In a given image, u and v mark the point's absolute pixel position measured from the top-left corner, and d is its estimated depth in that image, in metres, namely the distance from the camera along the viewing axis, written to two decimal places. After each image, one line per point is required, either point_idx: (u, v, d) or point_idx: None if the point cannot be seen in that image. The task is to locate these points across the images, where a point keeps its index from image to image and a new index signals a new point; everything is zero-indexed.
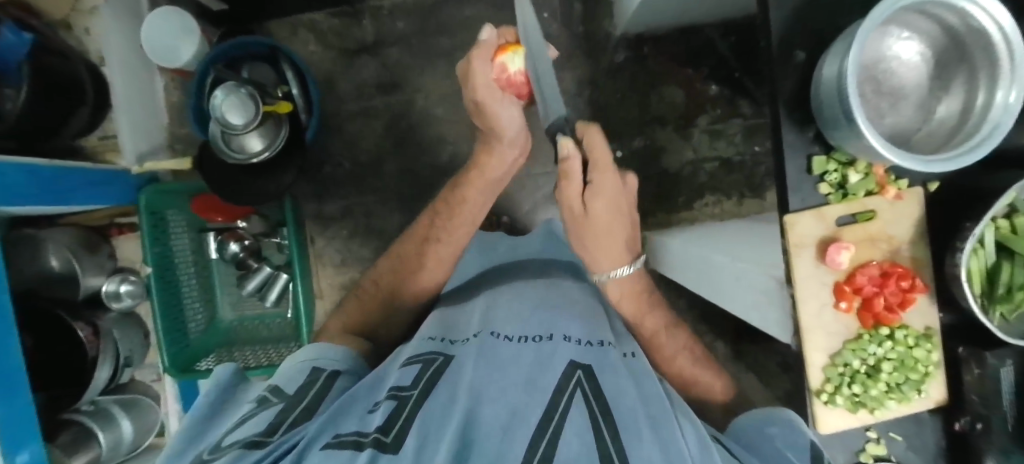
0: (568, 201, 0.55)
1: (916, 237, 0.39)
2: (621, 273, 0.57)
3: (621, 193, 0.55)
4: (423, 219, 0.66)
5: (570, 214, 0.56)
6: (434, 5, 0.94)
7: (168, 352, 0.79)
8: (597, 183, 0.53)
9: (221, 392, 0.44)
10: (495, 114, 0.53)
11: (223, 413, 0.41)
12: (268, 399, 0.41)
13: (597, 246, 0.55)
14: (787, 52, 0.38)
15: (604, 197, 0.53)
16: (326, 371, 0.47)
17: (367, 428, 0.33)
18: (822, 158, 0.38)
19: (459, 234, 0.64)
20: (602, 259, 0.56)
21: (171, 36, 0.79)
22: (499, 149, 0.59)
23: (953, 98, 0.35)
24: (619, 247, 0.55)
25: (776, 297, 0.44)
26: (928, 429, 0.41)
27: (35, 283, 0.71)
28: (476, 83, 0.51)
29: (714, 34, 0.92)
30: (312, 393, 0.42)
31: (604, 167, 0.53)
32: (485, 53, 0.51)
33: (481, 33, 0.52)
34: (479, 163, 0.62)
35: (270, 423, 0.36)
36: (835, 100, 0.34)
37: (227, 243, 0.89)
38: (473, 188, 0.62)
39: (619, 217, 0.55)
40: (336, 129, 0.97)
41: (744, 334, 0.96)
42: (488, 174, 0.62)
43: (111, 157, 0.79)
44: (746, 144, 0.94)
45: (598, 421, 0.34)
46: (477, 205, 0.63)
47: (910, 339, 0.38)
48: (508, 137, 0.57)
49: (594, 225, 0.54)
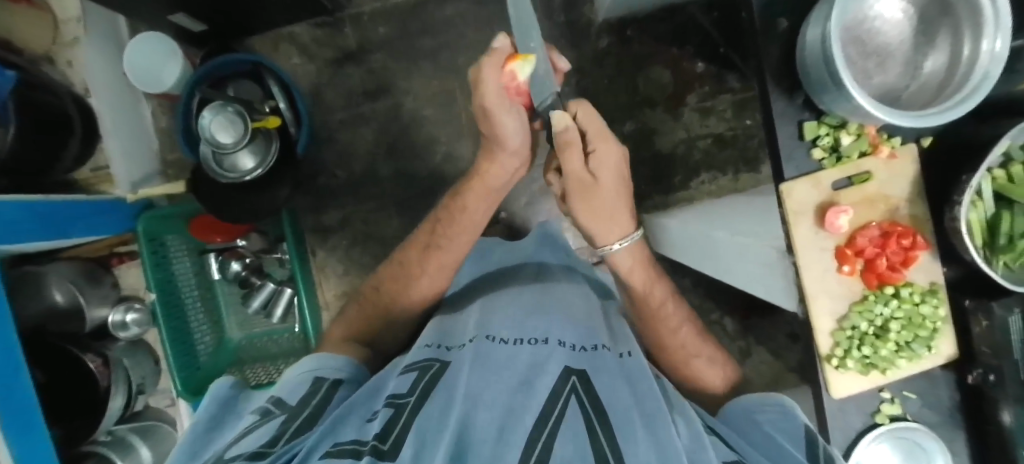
0: (574, 175, 0.51)
1: (913, 196, 0.39)
2: (631, 240, 0.56)
3: (621, 162, 0.53)
4: (424, 229, 0.65)
5: (576, 188, 0.52)
6: (415, 6, 0.94)
7: (179, 377, 0.78)
8: (599, 153, 0.50)
9: (222, 406, 0.44)
10: (499, 121, 0.49)
11: (225, 427, 0.41)
12: (271, 411, 0.41)
13: (601, 216, 0.54)
14: (768, 21, 0.38)
15: (611, 166, 0.51)
16: (329, 380, 0.48)
17: (365, 436, 0.34)
18: (813, 123, 0.38)
19: (465, 239, 0.63)
20: (614, 230, 0.55)
21: (155, 60, 0.80)
22: (502, 157, 0.56)
23: (940, 53, 0.35)
24: (626, 214, 0.55)
25: (778, 266, 0.44)
26: (942, 384, 0.41)
27: (44, 317, 0.70)
28: (486, 92, 0.45)
29: (696, 12, 0.92)
30: (314, 403, 0.42)
31: (602, 138, 0.51)
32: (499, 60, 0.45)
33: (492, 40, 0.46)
34: (482, 170, 0.59)
35: (271, 435, 0.36)
36: (822, 66, 0.34)
37: (229, 262, 0.90)
38: (473, 195, 0.61)
39: (619, 186, 0.53)
40: (327, 140, 0.97)
41: (751, 309, 0.95)
42: (489, 180, 0.60)
43: (106, 187, 0.79)
44: (737, 119, 0.94)
45: (593, 423, 0.35)
46: (479, 210, 0.62)
47: (916, 296, 0.38)
48: (511, 145, 0.53)
49: (598, 198, 0.52)
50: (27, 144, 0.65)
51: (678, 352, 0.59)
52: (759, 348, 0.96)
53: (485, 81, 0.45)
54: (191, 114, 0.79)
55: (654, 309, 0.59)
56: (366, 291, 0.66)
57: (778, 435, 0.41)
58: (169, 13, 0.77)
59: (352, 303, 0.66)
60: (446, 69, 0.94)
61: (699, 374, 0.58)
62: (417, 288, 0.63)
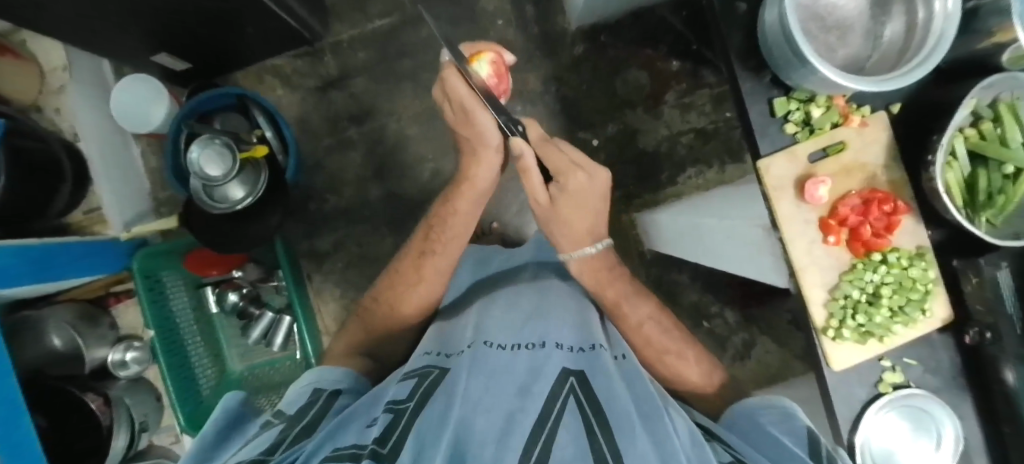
0: (534, 195, 0.57)
1: (889, 161, 0.40)
2: (588, 253, 0.59)
3: (592, 186, 0.56)
4: (415, 237, 0.66)
5: (539, 208, 0.58)
6: (391, 29, 0.96)
7: (183, 412, 0.77)
8: (564, 181, 0.55)
9: (230, 417, 0.44)
10: (480, 122, 0.53)
11: (232, 437, 0.42)
12: (270, 421, 0.42)
13: (566, 228, 0.57)
14: (727, 5, 0.39)
15: (569, 193, 0.56)
16: (327, 390, 0.49)
17: (365, 440, 0.35)
18: (782, 99, 0.39)
19: (456, 243, 0.63)
20: (566, 242, 0.58)
21: (145, 102, 0.82)
22: (486, 157, 0.58)
23: (896, 21, 0.35)
24: (585, 229, 0.58)
25: (766, 243, 0.45)
26: (940, 348, 0.41)
27: (42, 361, 0.70)
28: (460, 95, 0.51)
29: (665, 12, 0.94)
30: (313, 412, 0.43)
31: (568, 167, 0.55)
32: (456, 70, 0.51)
33: (440, 54, 0.52)
34: (467, 172, 0.60)
35: (270, 442, 0.37)
36: (782, 43, 0.34)
37: (226, 294, 0.89)
38: (463, 200, 0.62)
39: (589, 204, 0.57)
40: (315, 166, 0.98)
41: (751, 299, 0.95)
42: (478, 185, 0.61)
43: (99, 229, 0.79)
44: (716, 113, 0.95)
45: (592, 423, 0.35)
46: (464, 218, 0.63)
47: (903, 260, 0.38)
48: (491, 142, 0.56)
49: (560, 216, 0.57)
50: (19, 189, 0.65)
51: (649, 324, 0.59)
52: (762, 337, 0.95)
53: (450, 89, 0.51)
54: (180, 151, 0.80)
55: (617, 284, 0.60)
56: (367, 303, 0.66)
57: (784, 438, 0.41)
58: (152, 53, 0.79)
59: (353, 318, 0.66)
60: (427, 88, 0.96)
61: (696, 368, 0.58)
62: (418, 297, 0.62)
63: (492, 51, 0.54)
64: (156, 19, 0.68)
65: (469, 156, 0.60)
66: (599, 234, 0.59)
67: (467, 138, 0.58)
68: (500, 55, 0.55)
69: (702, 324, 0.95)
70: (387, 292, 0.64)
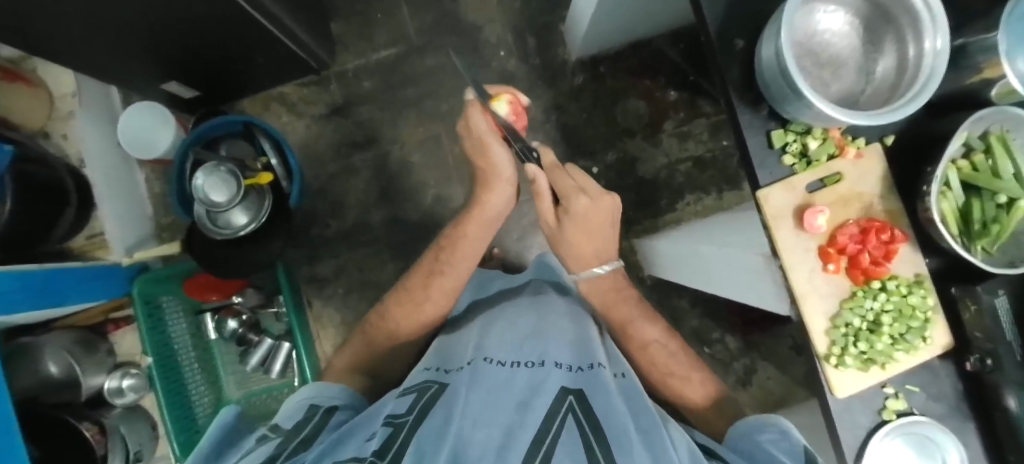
0: (543, 215, 0.64)
1: (885, 191, 0.41)
2: (595, 274, 0.63)
3: (598, 208, 0.60)
4: (427, 256, 0.68)
5: (549, 227, 0.65)
6: (397, 60, 0.99)
7: (178, 440, 0.76)
8: (568, 206, 0.59)
9: (224, 434, 0.44)
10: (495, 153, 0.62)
11: (224, 452, 0.42)
12: (266, 435, 0.42)
13: (571, 249, 0.62)
14: (726, 41, 0.40)
15: (576, 215, 0.59)
16: (324, 407, 0.48)
17: (364, 453, 0.35)
18: (780, 130, 0.40)
19: (465, 265, 0.66)
20: (574, 262, 0.63)
21: (148, 129, 0.83)
22: (498, 185, 0.65)
23: (888, 57, 0.37)
24: (591, 252, 0.62)
25: (767, 271, 0.46)
26: (944, 376, 0.41)
27: (37, 389, 0.68)
28: (478, 130, 0.61)
29: (663, 45, 0.97)
30: (311, 425, 0.44)
31: (573, 192, 0.59)
32: (479, 107, 0.61)
33: (467, 95, 0.63)
34: (480, 199, 0.66)
35: (268, 455, 0.38)
36: (779, 78, 0.36)
37: (226, 320, 0.89)
38: (473, 223, 0.66)
39: (593, 227, 0.61)
40: (318, 192, 0.99)
41: (752, 325, 0.95)
42: (489, 210, 0.67)
43: (101, 253, 0.79)
44: (714, 141, 0.98)
45: (590, 441, 0.35)
46: (476, 240, 0.66)
47: (903, 288, 0.39)
48: (505, 174, 0.64)
49: (565, 236, 0.62)
50: (24, 215, 0.65)
51: (649, 343, 0.61)
52: (763, 363, 0.95)
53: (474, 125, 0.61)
54: (185, 178, 0.82)
55: (618, 304, 0.64)
56: (373, 320, 0.65)
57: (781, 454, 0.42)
58: (161, 81, 0.81)
59: (357, 333, 0.66)
60: (431, 116, 0.98)
61: (704, 390, 0.58)
62: (422, 314, 0.64)
63: (508, 92, 0.62)
64: (168, 49, 0.70)
65: (483, 183, 0.66)
66: (607, 258, 0.63)
67: (483, 168, 0.66)
68: (516, 97, 0.63)
69: (704, 350, 0.95)
70: (389, 316, 0.64)
